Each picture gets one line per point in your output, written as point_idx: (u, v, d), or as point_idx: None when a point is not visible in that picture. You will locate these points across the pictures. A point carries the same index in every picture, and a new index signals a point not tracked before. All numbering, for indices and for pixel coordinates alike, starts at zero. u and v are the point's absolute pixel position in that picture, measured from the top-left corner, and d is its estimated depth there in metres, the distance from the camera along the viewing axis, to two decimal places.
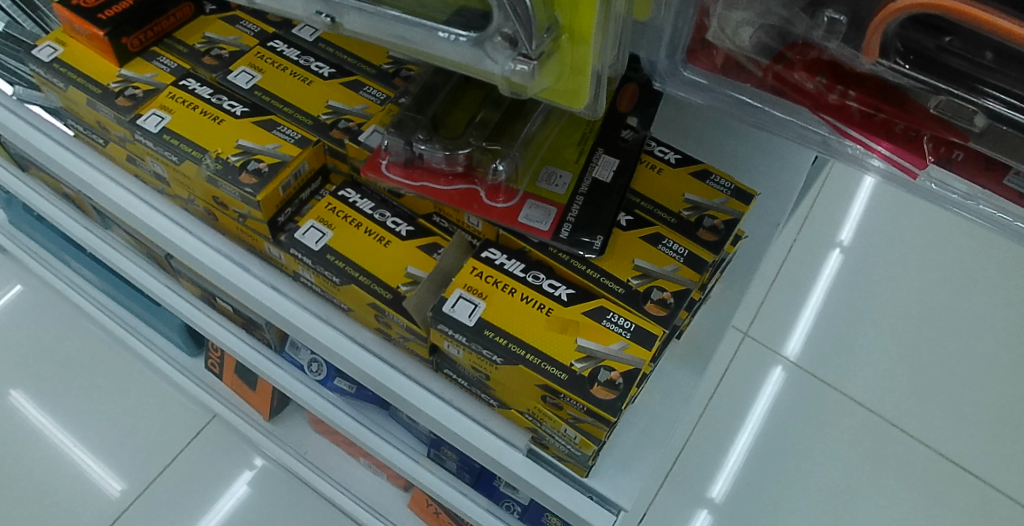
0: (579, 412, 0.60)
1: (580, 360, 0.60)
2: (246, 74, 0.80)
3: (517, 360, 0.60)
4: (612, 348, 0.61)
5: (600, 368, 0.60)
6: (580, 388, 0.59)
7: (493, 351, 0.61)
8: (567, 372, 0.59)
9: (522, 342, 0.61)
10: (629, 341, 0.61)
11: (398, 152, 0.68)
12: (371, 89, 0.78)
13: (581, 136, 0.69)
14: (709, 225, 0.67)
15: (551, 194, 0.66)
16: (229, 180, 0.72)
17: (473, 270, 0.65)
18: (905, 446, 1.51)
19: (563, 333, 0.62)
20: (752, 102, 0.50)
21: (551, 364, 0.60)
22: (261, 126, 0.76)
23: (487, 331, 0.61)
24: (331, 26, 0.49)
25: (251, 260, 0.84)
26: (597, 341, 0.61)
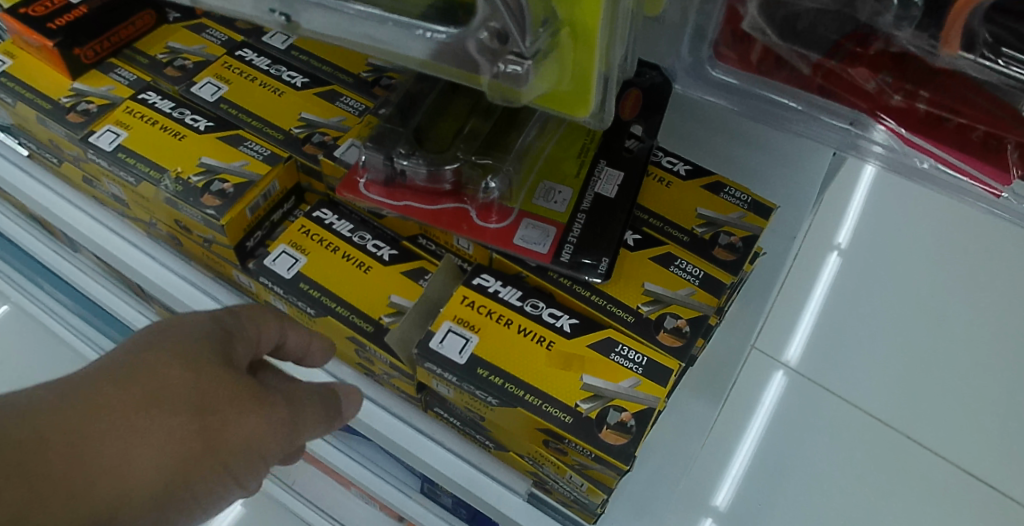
0: (586, 459, 0.53)
1: (588, 400, 0.53)
2: (212, 86, 0.74)
3: (514, 400, 0.53)
4: (622, 386, 0.53)
5: (609, 408, 0.52)
6: (586, 432, 0.51)
7: (487, 392, 0.53)
8: (572, 415, 0.52)
9: (520, 381, 0.54)
10: (641, 378, 0.54)
11: (377, 169, 0.61)
12: (349, 99, 0.71)
13: (580, 147, 0.64)
14: (725, 242, 0.61)
15: (549, 212, 0.60)
16: (190, 202, 0.65)
17: (464, 300, 0.58)
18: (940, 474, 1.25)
19: (566, 370, 0.54)
20: (790, 103, 0.48)
21: (553, 405, 0.52)
22: (227, 143, 0.69)
23: (480, 370, 0.54)
24: (287, 27, 0.42)
25: (220, 288, 0.76)
26: (604, 379, 0.54)
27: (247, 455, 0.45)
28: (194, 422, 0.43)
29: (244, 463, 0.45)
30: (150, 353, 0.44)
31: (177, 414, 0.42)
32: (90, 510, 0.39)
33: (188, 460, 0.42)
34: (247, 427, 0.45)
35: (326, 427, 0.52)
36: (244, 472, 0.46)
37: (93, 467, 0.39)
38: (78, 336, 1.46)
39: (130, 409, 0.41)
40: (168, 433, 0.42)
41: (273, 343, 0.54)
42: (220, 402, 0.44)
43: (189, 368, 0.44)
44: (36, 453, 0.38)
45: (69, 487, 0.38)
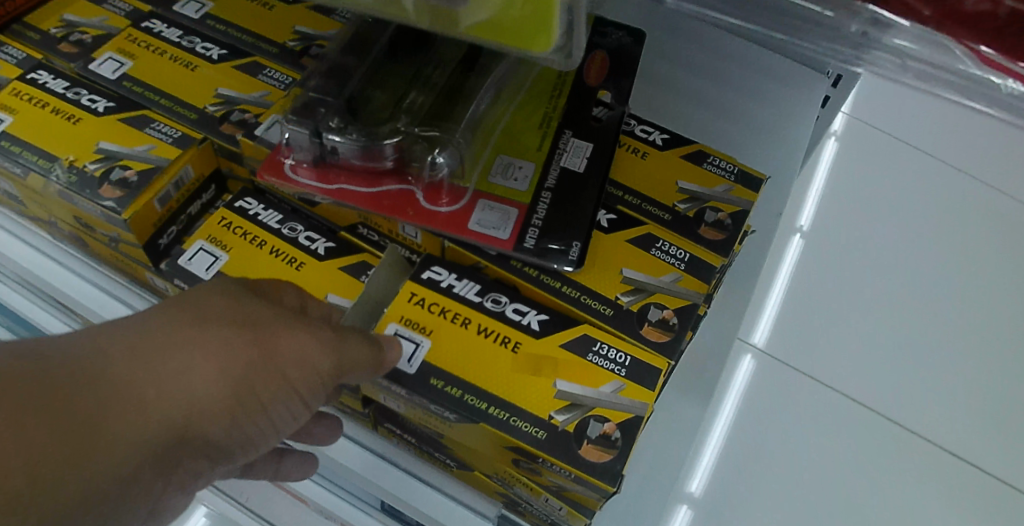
0: (565, 480, 0.45)
1: (564, 411, 0.44)
2: (113, 62, 0.63)
3: (476, 415, 0.44)
4: (603, 392, 0.46)
5: (589, 419, 0.44)
6: (564, 450, 0.43)
7: (446, 407, 0.45)
8: (547, 429, 0.44)
9: (483, 392, 0.45)
10: (625, 381, 0.46)
11: (304, 147, 0.52)
12: (273, 72, 0.62)
13: (542, 117, 0.56)
14: (713, 219, 0.53)
15: (510, 192, 0.51)
16: (86, 194, 0.54)
17: (412, 298, 0.49)
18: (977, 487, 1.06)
19: (537, 376, 0.46)
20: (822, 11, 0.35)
21: (523, 419, 0.44)
22: (131, 125, 0.58)
23: (434, 381, 0.46)
24: None
25: (136, 295, 0.64)
26: (582, 385, 0.46)
27: (305, 369, 0.40)
28: (243, 335, 0.38)
29: (305, 379, 0.40)
30: (183, 294, 0.39)
31: (226, 328, 0.38)
32: (156, 428, 0.34)
33: (245, 372, 0.37)
34: (297, 338, 0.40)
35: (375, 369, 0.43)
36: (308, 389, 0.40)
37: (149, 382, 0.34)
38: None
39: (180, 326, 0.37)
40: (221, 345, 0.37)
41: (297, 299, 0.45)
42: (265, 317, 0.40)
43: (226, 296, 0.40)
44: (87, 373, 0.32)
45: (128, 401, 0.33)
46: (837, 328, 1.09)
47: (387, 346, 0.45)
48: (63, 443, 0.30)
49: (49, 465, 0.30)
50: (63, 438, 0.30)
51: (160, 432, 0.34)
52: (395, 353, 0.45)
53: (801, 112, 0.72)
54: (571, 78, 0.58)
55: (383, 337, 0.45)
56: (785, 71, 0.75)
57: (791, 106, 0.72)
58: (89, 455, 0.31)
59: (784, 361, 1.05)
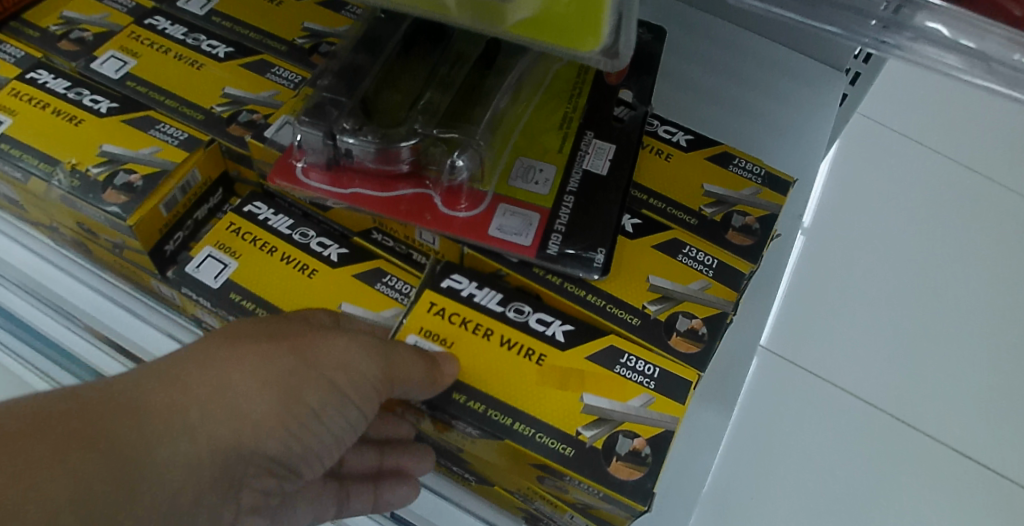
0: (592, 497, 0.43)
1: (592, 426, 0.43)
2: (116, 61, 0.61)
3: (501, 431, 0.43)
4: (632, 405, 0.44)
5: (618, 434, 0.43)
6: (592, 467, 0.42)
7: (469, 422, 0.43)
8: (574, 446, 0.42)
9: (507, 406, 0.44)
10: (654, 394, 0.45)
11: (317, 149, 0.50)
12: (282, 70, 0.60)
13: (562, 117, 0.54)
14: (741, 224, 0.51)
15: (530, 196, 0.49)
16: (89, 199, 0.52)
17: (431, 308, 0.47)
18: None
19: (563, 390, 0.44)
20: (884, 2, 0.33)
21: (549, 435, 0.43)
22: (135, 126, 0.56)
23: (457, 395, 0.44)
24: None
25: (142, 302, 0.62)
26: (610, 399, 0.44)
27: (346, 375, 0.42)
28: (281, 351, 0.41)
29: (349, 388, 0.42)
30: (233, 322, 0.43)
31: (258, 344, 0.41)
32: (203, 445, 0.38)
33: (285, 386, 0.40)
34: (334, 347, 0.42)
35: (430, 386, 0.43)
36: (355, 395, 0.43)
37: (194, 405, 0.38)
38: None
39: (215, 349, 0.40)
40: (260, 365, 0.40)
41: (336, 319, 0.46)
42: (303, 332, 0.42)
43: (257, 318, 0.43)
44: (134, 405, 0.37)
45: (172, 425, 0.37)
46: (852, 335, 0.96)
47: (443, 362, 0.44)
48: (116, 472, 0.35)
49: (104, 492, 0.34)
50: (118, 465, 0.35)
51: (209, 449, 0.38)
52: (452, 368, 0.44)
53: (822, 111, 0.69)
54: (591, 77, 0.56)
55: (440, 353, 0.44)
56: (806, 70, 0.73)
57: (813, 105, 0.70)
58: (143, 476, 0.36)
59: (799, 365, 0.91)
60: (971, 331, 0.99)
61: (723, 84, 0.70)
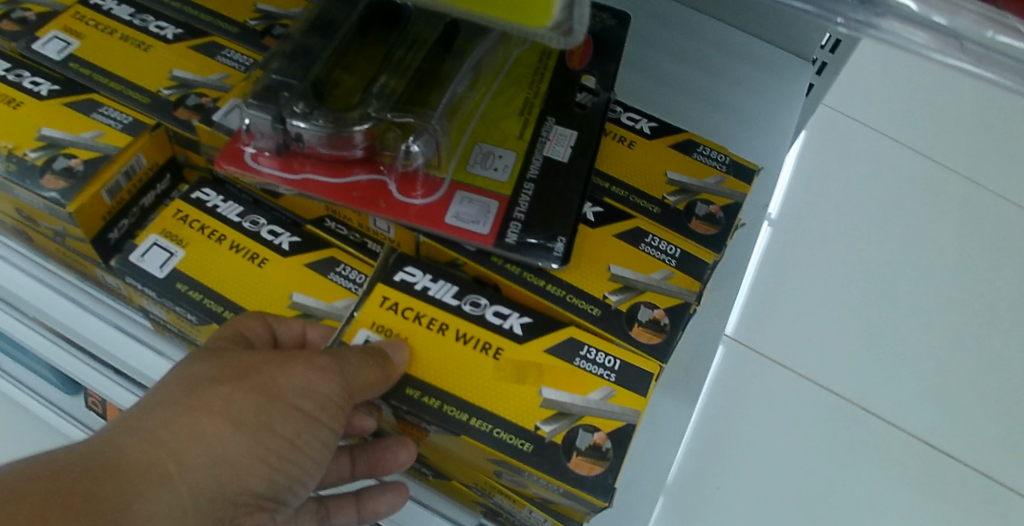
0: (552, 493, 0.42)
1: (550, 421, 0.42)
2: (58, 42, 0.58)
3: (457, 426, 0.41)
4: (591, 399, 0.43)
5: (578, 429, 0.42)
6: (552, 463, 0.40)
7: (424, 417, 0.42)
8: (532, 441, 0.41)
9: (461, 401, 0.42)
10: (615, 387, 0.43)
11: (266, 134, 0.48)
12: (233, 52, 0.58)
13: (523, 103, 0.52)
14: (704, 213, 0.50)
15: (489, 183, 0.48)
16: (26, 184, 0.49)
17: (383, 303, 0.45)
18: None
19: (521, 384, 0.43)
20: None
21: (507, 430, 0.41)
22: (77, 110, 0.54)
23: (410, 390, 0.42)
24: None
25: (87, 293, 0.60)
26: (569, 392, 0.43)
27: (315, 397, 0.40)
28: (241, 386, 0.39)
29: (321, 409, 0.41)
30: (178, 367, 0.40)
31: (221, 384, 0.38)
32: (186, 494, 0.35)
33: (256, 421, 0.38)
34: (297, 369, 0.40)
35: (388, 382, 0.42)
36: (329, 414, 0.41)
37: (169, 455, 0.35)
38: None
39: (178, 395, 0.38)
40: (224, 404, 0.38)
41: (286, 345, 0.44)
42: (260, 360, 0.40)
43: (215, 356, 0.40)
44: (110, 461, 0.34)
45: (152, 478, 0.34)
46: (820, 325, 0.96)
47: (392, 351, 0.42)
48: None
49: None
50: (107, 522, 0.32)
51: (194, 501, 0.36)
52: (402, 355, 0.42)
53: (788, 102, 0.69)
54: (552, 62, 0.55)
55: (386, 342, 0.43)
56: (772, 61, 0.73)
57: (778, 97, 0.69)
58: None
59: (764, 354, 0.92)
60: (936, 322, 1.00)
61: (689, 74, 0.69)
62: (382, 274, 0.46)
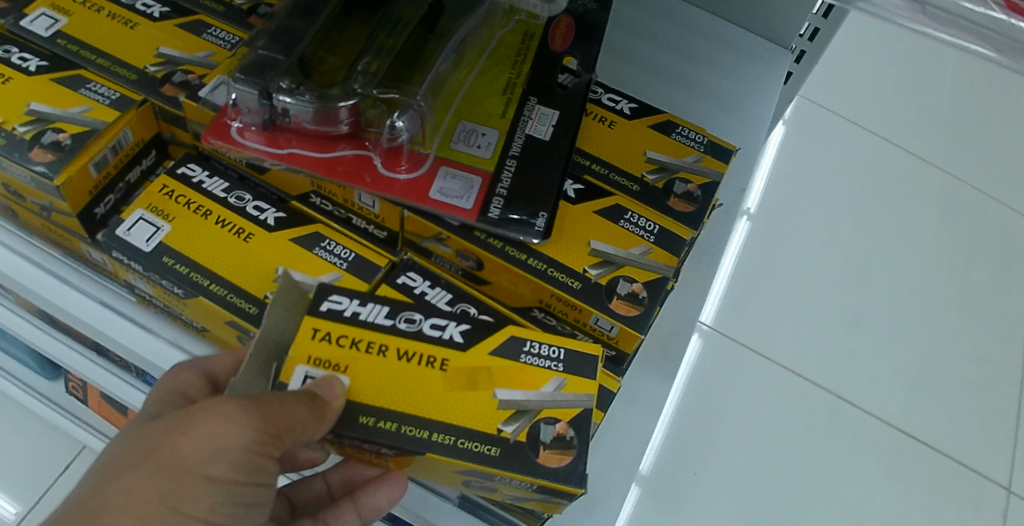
0: (524, 491, 0.43)
1: (511, 423, 0.42)
2: (46, 19, 0.59)
3: (419, 445, 0.41)
4: (545, 392, 0.43)
5: (539, 423, 0.42)
6: (522, 462, 0.41)
7: (378, 441, 0.41)
8: (498, 445, 0.41)
9: (421, 419, 0.41)
10: (565, 376, 0.44)
11: (253, 109, 0.48)
12: (219, 30, 0.59)
13: (505, 83, 0.54)
14: (682, 191, 0.52)
15: (472, 159, 0.49)
16: (15, 158, 0.50)
17: (315, 336, 0.43)
18: (922, 461, 1.06)
19: (474, 390, 0.43)
20: None
21: (471, 439, 0.41)
22: (64, 85, 0.54)
23: (363, 418, 0.41)
24: None
25: (73, 267, 0.60)
26: (523, 389, 0.43)
27: (227, 457, 0.38)
28: (143, 469, 0.37)
29: (239, 464, 0.39)
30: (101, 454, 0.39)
31: (126, 474, 0.37)
32: None
33: (165, 501, 0.37)
34: (199, 433, 0.37)
35: (315, 417, 0.38)
36: (252, 464, 0.39)
37: None
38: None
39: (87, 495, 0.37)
40: (127, 494, 0.37)
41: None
42: (162, 434, 0.38)
43: (128, 438, 0.39)
44: None
45: None
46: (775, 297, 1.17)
47: (321, 390, 0.40)
48: None
49: None
50: None
51: None
52: (330, 393, 0.40)
53: (765, 87, 0.71)
54: (534, 44, 0.56)
55: (313, 383, 0.40)
56: (751, 48, 0.75)
57: (755, 82, 0.71)
58: None
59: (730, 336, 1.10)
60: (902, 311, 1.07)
61: (669, 60, 0.71)
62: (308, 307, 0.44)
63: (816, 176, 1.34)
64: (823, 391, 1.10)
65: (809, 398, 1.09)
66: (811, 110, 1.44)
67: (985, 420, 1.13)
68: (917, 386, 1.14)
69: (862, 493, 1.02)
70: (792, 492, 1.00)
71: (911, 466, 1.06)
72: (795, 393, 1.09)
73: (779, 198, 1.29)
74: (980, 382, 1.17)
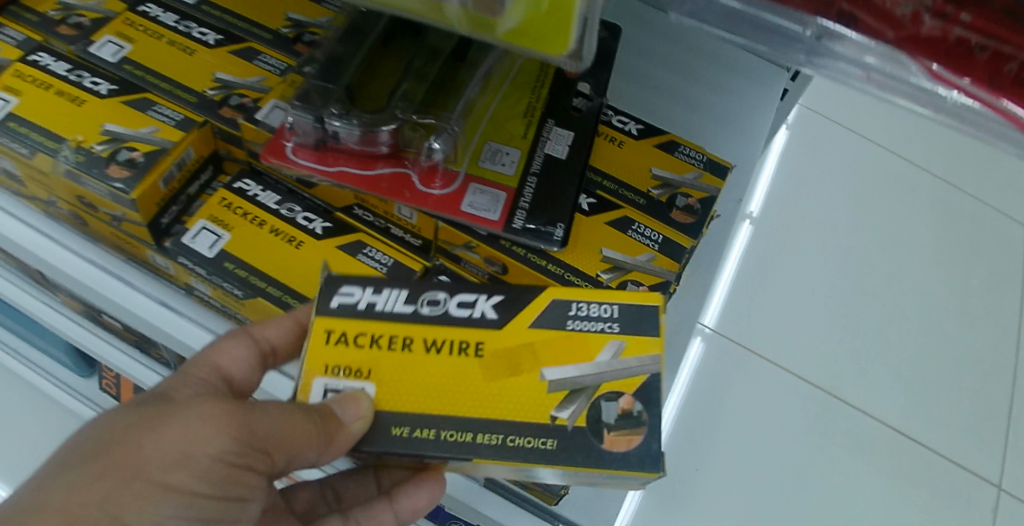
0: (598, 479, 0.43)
1: (564, 407, 0.42)
2: (112, 46, 0.66)
3: (465, 450, 0.41)
4: (601, 361, 0.43)
5: (600, 401, 0.42)
6: (587, 451, 0.41)
7: (423, 451, 0.41)
8: (554, 437, 0.42)
9: (467, 420, 0.42)
10: (622, 339, 0.43)
11: (307, 132, 0.56)
12: (268, 57, 0.66)
13: (526, 107, 0.60)
14: (683, 204, 0.58)
15: (497, 176, 0.56)
16: (94, 174, 0.56)
17: (329, 338, 0.44)
18: (909, 455, 1.13)
19: (516, 375, 0.43)
20: (803, 33, 0.40)
21: (521, 435, 0.42)
22: (133, 107, 0.61)
23: (395, 429, 0.42)
24: None
25: (136, 272, 0.67)
26: (576, 364, 0.43)
27: (210, 447, 0.41)
28: (123, 446, 0.40)
29: (197, 478, 0.40)
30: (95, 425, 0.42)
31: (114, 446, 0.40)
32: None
33: (113, 499, 0.39)
34: (175, 429, 0.40)
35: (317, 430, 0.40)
36: (209, 484, 0.41)
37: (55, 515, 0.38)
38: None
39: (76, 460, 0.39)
40: (72, 489, 0.39)
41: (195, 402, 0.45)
42: (153, 415, 0.41)
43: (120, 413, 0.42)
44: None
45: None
46: (774, 300, 1.24)
47: (344, 409, 0.41)
48: None
49: None
50: None
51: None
52: (352, 415, 0.41)
53: (763, 105, 0.77)
54: (552, 72, 0.62)
55: (338, 400, 0.42)
56: (751, 68, 0.81)
57: (754, 101, 0.77)
58: None
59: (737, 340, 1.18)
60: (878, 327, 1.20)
61: (674, 80, 0.77)
62: (318, 306, 0.45)
63: (815, 182, 1.40)
64: (818, 389, 1.16)
65: (806, 397, 1.15)
66: (812, 120, 1.50)
67: (979, 422, 1.19)
68: (913, 388, 1.20)
69: (854, 489, 1.08)
70: (785, 485, 1.07)
71: (898, 459, 1.12)
72: (792, 392, 1.16)
73: (779, 204, 1.36)
74: (976, 385, 1.23)
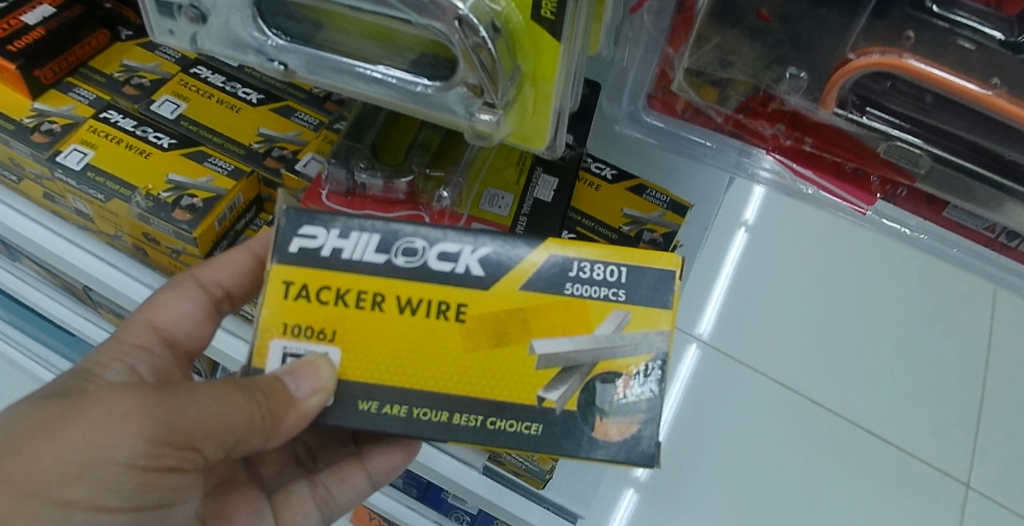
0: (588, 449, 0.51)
1: (554, 388, 0.49)
2: (170, 104, 0.78)
3: (444, 428, 0.49)
4: (600, 332, 0.49)
5: (593, 381, 0.49)
6: (570, 437, 0.49)
7: (397, 429, 0.49)
8: (539, 422, 0.49)
9: (440, 400, 0.49)
10: (625, 309, 0.49)
11: (340, 182, 0.68)
12: (303, 114, 0.78)
13: (518, 156, 0.71)
14: (649, 238, 0.70)
15: (495, 217, 0.68)
16: (162, 217, 0.69)
17: (290, 290, 0.50)
18: (871, 452, 1.25)
19: (505, 343, 0.49)
20: (705, 142, 0.55)
21: (501, 418, 0.49)
22: (191, 159, 0.73)
23: (361, 403, 0.49)
24: (285, 73, 0.49)
25: None
26: (571, 336, 0.49)
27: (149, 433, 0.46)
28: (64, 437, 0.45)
29: (134, 460, 0.47)
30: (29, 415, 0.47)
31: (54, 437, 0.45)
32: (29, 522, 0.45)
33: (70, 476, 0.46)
34: (107, 420, 0.46)
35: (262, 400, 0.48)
36: (125, 481, 0.47)
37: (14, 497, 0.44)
38: (37, 364, 1.34)
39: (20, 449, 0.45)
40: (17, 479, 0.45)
41: (128, 367, 0.54)
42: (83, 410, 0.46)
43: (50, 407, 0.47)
44: None
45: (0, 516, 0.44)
46: (754, 313, 1.37)
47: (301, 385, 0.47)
48: None
49: None
50: None
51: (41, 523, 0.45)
52: (311, 389, 0.48)
53: None
54: None
55: (297, 375, 0.48)
56: None
57: None
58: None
59: (728, 353, 1.32)
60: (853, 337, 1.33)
61: None
62: (280, 254, 0.50)
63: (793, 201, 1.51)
64: (790, 392, 1.30)
65: (779, 401, 1.29)
66: None
67: None
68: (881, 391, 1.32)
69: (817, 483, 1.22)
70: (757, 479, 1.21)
71: (861, 456, 1.25)
72: (766, 397, 1.29)
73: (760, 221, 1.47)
74: (947, 389, 1.32)
